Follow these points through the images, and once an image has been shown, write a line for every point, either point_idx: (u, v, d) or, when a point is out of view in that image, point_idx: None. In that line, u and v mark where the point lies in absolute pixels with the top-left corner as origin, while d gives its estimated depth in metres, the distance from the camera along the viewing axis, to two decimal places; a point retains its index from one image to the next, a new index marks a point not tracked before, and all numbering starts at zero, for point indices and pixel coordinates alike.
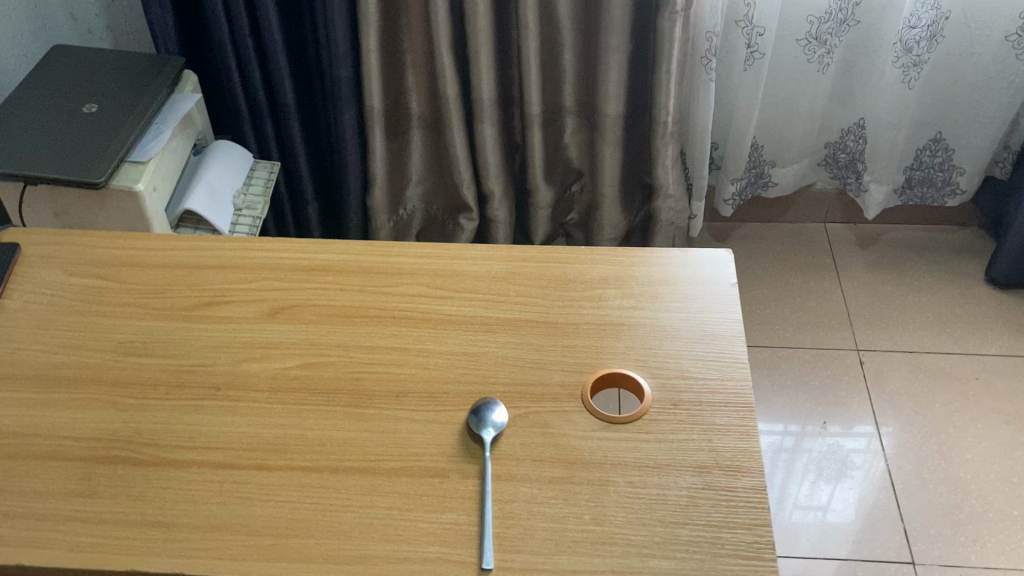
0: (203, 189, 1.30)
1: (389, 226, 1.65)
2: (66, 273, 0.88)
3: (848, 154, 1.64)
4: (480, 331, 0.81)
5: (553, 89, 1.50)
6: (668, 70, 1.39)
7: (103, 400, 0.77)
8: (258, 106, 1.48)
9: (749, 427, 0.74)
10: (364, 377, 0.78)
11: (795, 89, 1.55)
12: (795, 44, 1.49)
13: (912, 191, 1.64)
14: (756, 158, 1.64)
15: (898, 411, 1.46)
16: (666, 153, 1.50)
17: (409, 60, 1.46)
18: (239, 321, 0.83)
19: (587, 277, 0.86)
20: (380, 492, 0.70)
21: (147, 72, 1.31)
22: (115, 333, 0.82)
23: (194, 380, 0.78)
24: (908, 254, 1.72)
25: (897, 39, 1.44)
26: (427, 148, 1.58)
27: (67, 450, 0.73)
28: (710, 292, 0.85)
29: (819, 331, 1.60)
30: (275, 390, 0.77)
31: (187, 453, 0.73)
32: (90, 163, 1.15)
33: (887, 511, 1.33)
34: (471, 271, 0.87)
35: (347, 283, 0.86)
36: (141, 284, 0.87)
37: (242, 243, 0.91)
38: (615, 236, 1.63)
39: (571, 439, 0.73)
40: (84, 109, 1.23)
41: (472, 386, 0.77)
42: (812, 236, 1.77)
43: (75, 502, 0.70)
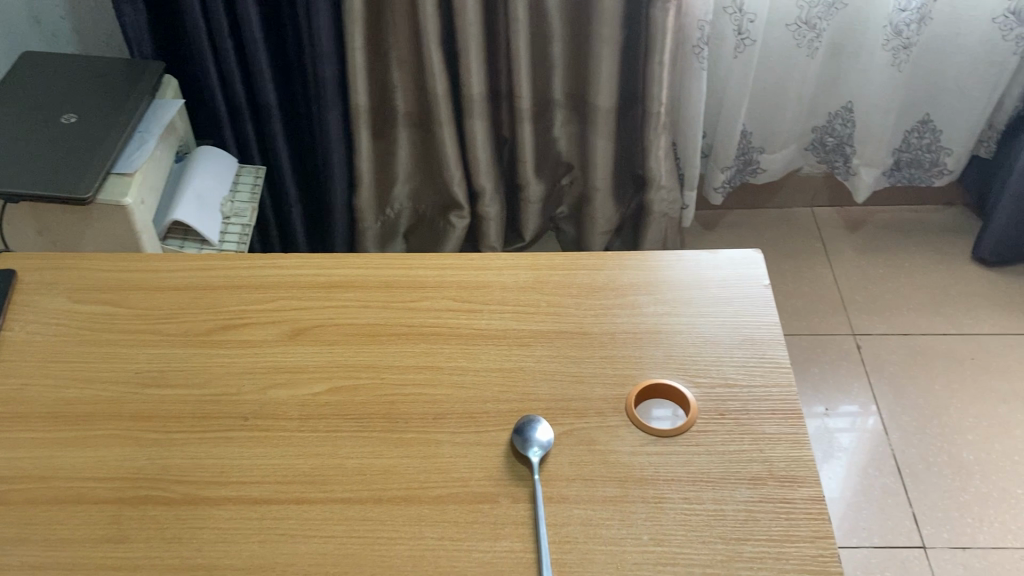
0: (191, 199, 1.25)
1: (376, 227, 1.62)
2: (70, 300, 0.84)
3: (837, 137, 1.63)
4: (514, 345, 0.79)
5: (542, 82, 1.47)
6: (660, 61, 1.37)
7: (124, 436, 0.73)
8: (239, 109, 1.43)
9: (800, 434, 0.72)
10: (398, 399, 0.75)
11: (784, 74, 1.53)
12: (786, 29, 1.47)
13: (900, 172, 1.65)
14: (745, 145, 1.63)
15: (897, 393, 1.46)
16: (659, 144, 1.48)
17: (395, 57, 1.42)
18: (260, 344, 0.80)
19: (617, 284, 0.85)
20: (429, 521, 0.67)
21: (126, 78, 1.26)
22: (130, 363, 0.78)
23: (220, 410, 0.75)
24: (896, 236, 1.73)
25: (887, 21, 1.42)
26: (414, 146, 1.55)
27: (91, 492, 0.69)
28: (745, 295, 0.83)
29: (814, 316, 1.59)
30: (306, 417, 0.74)
31: (220, 490, 0.69)
32: (74, 177, 1.10)
33: (895, 497, 1.32)
34: (497, 282, 0.85)
35: (370, 300, 0.84)
36: (152, 309, 0.83)
37: (255, 261, 0.87)
38: (607, 229, 1.61)
39: (620, 456, 0.71)
40: (62, 120, 1.18)
41: (512, 404, 0.75)
42: (800, 221, 1.77)
43: (106, 549, 0.66)
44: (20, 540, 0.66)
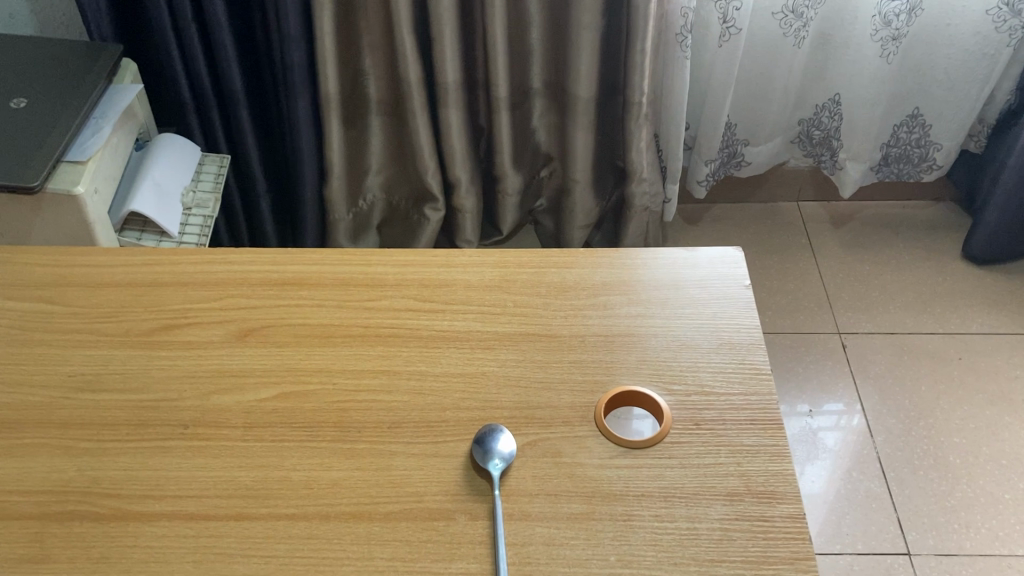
0: (150, 188, 1.19)
1: (348, 220, 1.56)
2: (3, 297, 0.78)
3: (823, 131, 1.59)
4: (477, 348, 0.74)
5: (520, 70, 1.42)
6: (642, 49, 1.31)
7: (53, 445, 0.68)
8: (204, 97, 1.37)
9: (780, 447, 0.68)
10: (350, 407, 0.70)
11: (770, 64, 1.49)
12: (772, 17, 1.42)
13: (889, 167, 1.61)
14: (729, 138, 1.58)
15: (882, 393, 1.42)
16: (641, 135, 1.43)
17: (367, 42, 1.36)
18: (204, 345, 0.74)
19: (589, 283, 0.80)
20: (379, 540, 0.62)
21: (81, 60, 1.19)
22: (64, 365, 0.73)
23: (158, 416, 0.69)
24: (882, 232, 1.68)
25: (876, 11, 1.38)
26: (387, 136, 1.49)
27: (14, 507, 0.64)
28: (724, 296, 0.79)
29: (799, 314, 1.54)
30: (250, 425, 0.69)
31: (155, 505, 0.64)
32: (21, 165, 1.04)
33: (879, 501, 1.27)
34: (461, 280, 0.80)
35: (325, 298, 0.78)
36: (91, 306, 0.77)
37: (204, 256, 0.82)
38: (586, 223, 1.56)
39: (588, 470, 0.66)
40: (11, 105, 1.12)
41: (472, 413, 0.70)
42: (786, 216, 1.72)
43: (27, 569, 0.61)
44: None
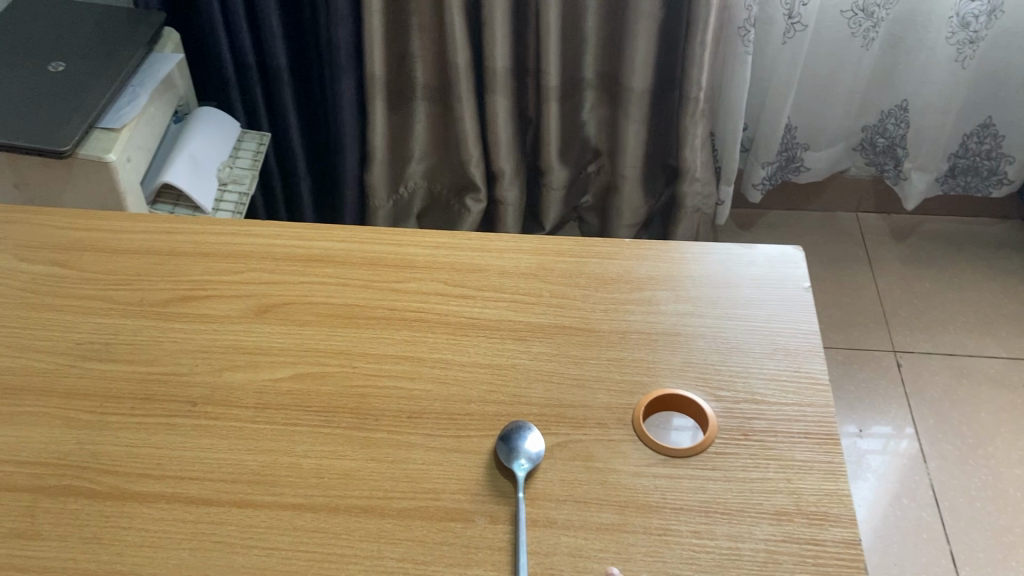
0: (185, 161, 1.16)
1: (388, 207, 1.52)
2: (19, 259, 0.75)
3: (888, 138, 1.51)
4: (509, 339, 0.69)
5: (572, 58, 1.37)
6: (702, 41, 1.25)
7: (54, 416, 0.64)
8: (246, 72, 1.33)
9: (835, 464, 0.61)
10: (369, 393, 0.65)
11: (836, 65, 1.41)
12: (840, 15, 1.35)
13: (954, 180, 1.52)
14: (789, 140, 1.51)
15: (939, 417, 1.34)
16: (695, 132, 1.36)
17: (415, 23, 1.32)
18: (221, 319, 0.70)
19: (633, 276, 0.74)
20: (390, 539, 0.57)
21: (123, 27, 1.17)
22: (72, 332, 0.69)
23: (166, 391, 0.65)
24: (946, 248, 1.60)
25: (953, 13, 1.30)
26: (432, 122, 1.45)
27: (8, 478, 0.60)
28: (780, 298, 0.72)
29: (853, 330, 1.47)
30: (262, 407, 0.64)
31: (154, 485, 0.60)
32: (54, 128, 1.01)
33: (930, 531, 1.20)
34: (496, 266, 0.75)
35: (351, 278, 0.74)
36: (107, 273, 0.73)
37: (228, 227, 0.78)
38: (633, 222, 1.50)
39: (621, 477, 0.61)
40: (49, 69, 1.09)
41: (500, 407, 0.64)
42: (843, 226, 1.65)
43: (14, 545, 0.56)
44: None
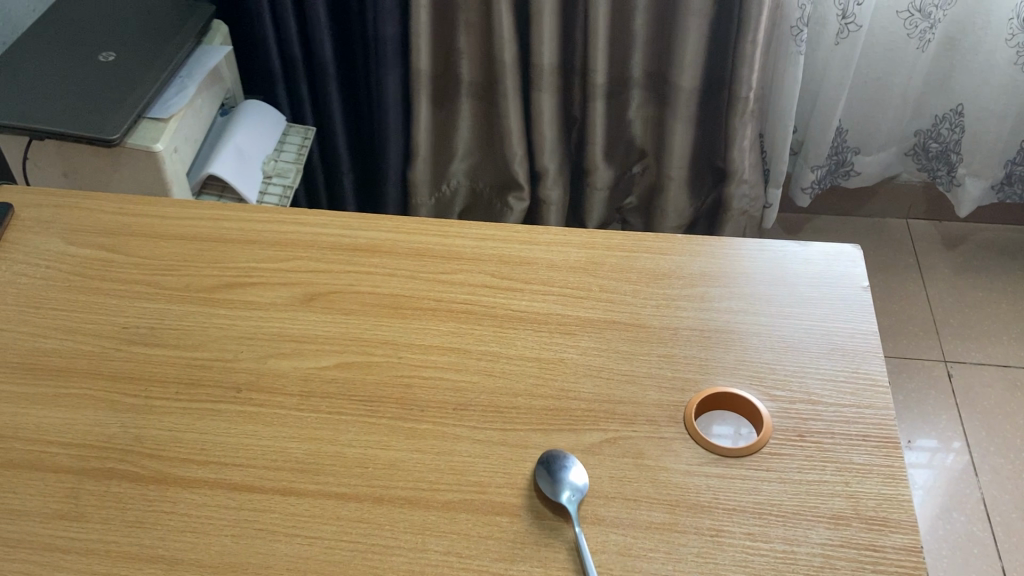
0: (231, 153, 1.16)
1: (431, 204, 1.51)
2: (67, 242, 0.75)
3: (941, 144, 1.47)
4: (557, 332, 0.68)
5: (620, 56, 1.35)
6: (754, 40, 1.23)
7: (99, 398, 0.63)
8: (293, 66, 1.34)
9: (895, 469, 0.59)
10: (414, 383, 0.64)
11: (890, 67, 1.39)
12: (896, 16, 1.32)
13: (1011, 187, 1.48)
14: (839, 144, 1.48)
15: (991, 430, 1.30)
16: (744, 133, 1.34)
17: (462, 19, 1.31)
18: (267, 307, 0.69)
19: (685, 272, 0.72)
20: (435, 531, 0.56)
21: (172, 20, 1.18)
22: (119, 316, 0.69)
23: (211, 377, 0.65)
24: (1000, 257, 1.56)
25: (1014, 14, 1.27)
26: (476, 119, 1.44)
27: (52, 459, 0.60)
28: (837, 297, 0.70)
29: (903, 339, 1.43)
30: (306, 394, 0.63)
31: (197, 470, 0.59)
32: (103, 117, 1.01)
33: (982, 547, 1.16)
34: (545, 260, 0.74)
35: (397, 268, 0.73)
36: (154, 258, 0.73)
37: (275, 216, 0.77)
38: (678, 223, 1.48)
39: (672, 475, 0.59)
40: (99, 58, 1.10)
41: (548, 401, 0.63)
42: (893, 233, 1.61)
43: (57, 526, 0.56)
44: None
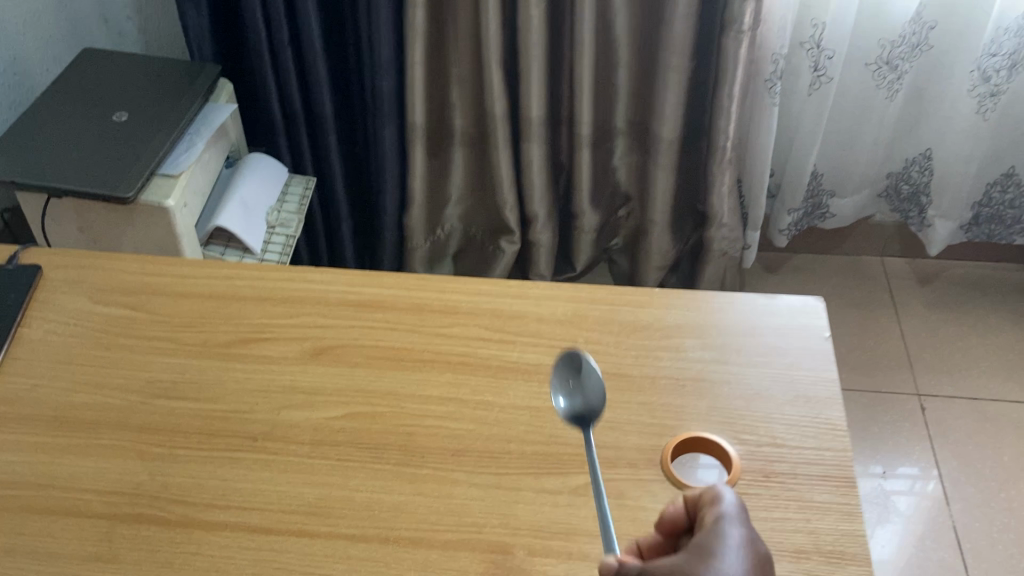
0: (237, 206, 1.23)
1: (426, 248, 1.58)
2: (92, 301, 0.81)
3: (912, 186, 1.55)
4: (546, 382, 0.74)
5: (604, 108, 1.42)
6: (730, 93, 1.31)
7: (128, 448, 0.69)
8: (294, 119, 1.41)
9: (852, 506, 0.65)
10: (416, 431, 0.70)
11: (860, 117, 1.46)
12: (865, 69, 1.40)
13: (980, 227, 1.56)
14: (815, 188, 1.55)
15: (961, 459, 1.36)
16: (723, 180, 1.41)
17: (455, 74, 1.39)
18: (279, 361, 0.76)
19: (662, 324, 0.79)
20: (436, 568, 0.62)
21: (181, 80, 1.24)
22: (144, 371, 0.75)
23: (229, 428, 0.71)
24: (971, 293, 1.63)
25: (975, 67, 1.36)
26: (469, 167, 1.51)
27: (86, 506, 0.65)
28: (802, 347, 0.77)
29: (878, 373, 1.50)
30: (317, 443, 0.70)
31: (220, 514, 0.65)
32: (118, 175, 1.08)
33: (953, 573, 1.22)
34: (534, 313, 0.80)
35: (399, 322, 0.79)
36: (174, 316, 0.79)
37: (284, 273, 0.84)
38: (662, 264, 1.54)
39: (650, 514, 0.65)
40: (113, 119, 1.16)
41: (537, 446, 0.69)
42: (869, 270, 1.68)
43: (93, 568, 0.62)
44: (9, 551, 0.63)
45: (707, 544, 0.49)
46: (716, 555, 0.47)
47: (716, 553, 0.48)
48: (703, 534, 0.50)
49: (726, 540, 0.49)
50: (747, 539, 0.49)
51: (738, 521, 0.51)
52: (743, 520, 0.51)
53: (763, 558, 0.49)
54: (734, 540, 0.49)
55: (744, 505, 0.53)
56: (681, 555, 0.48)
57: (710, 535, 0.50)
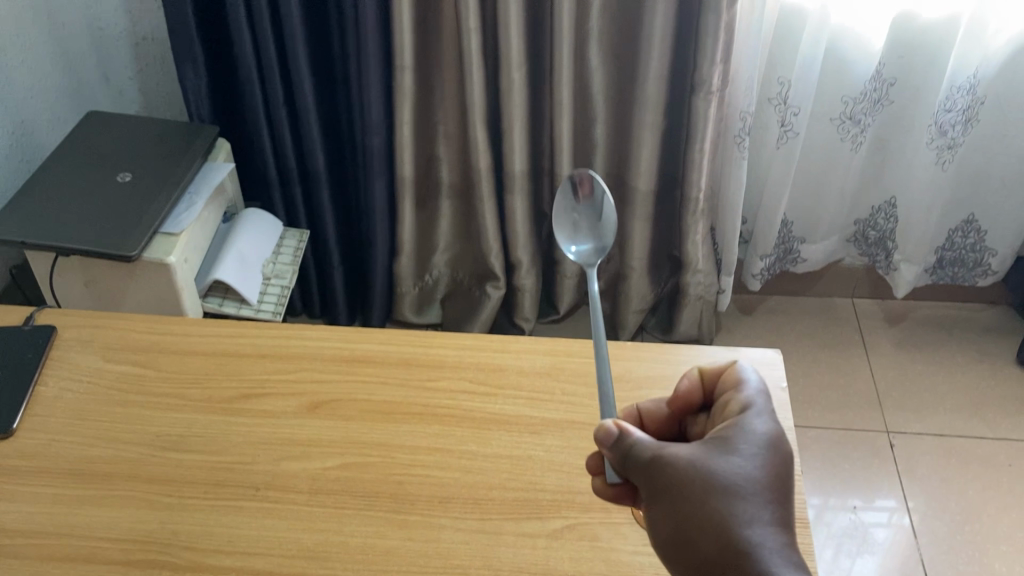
0: (234, 259, 1.29)
1: (414, 293, 1.65)
2: (104, 359, 0.87)
3: (879, 232, 1.63)
4: (526, 432, 0.80)
5: (583, 162, 1.50)
6: (701, 148, 1.38)
7: (140, 499, 0.75)
8: (288, 175, 1.48)
9: (805, 544, 0.72)
10: (406, 480, 0.76)
11: (827, 168, 1.54)
12: (830, 122, 1.48)
13: (943, 270, 1.64)
14: (786, 234, 1.63)
15: (928, 494, 1.42)
16: (697, 229, 1.49)
17: (442, 131, 1.47)
18: (279, 414, 0.82)
19: (633, 375, 0.85)
20: None
21: (181, 141, 1.31)
22: (153, 425, 0.81)
23: (233, 478, 0.76)
24: (938, 332, 1.70)
25: (932, 122, 1.44)
26: (456, 217, 1.59)
27: (102, 552, 0.71)
28: None
29: (850, 411, 1.56)
30: (315, 491, 0.75)
31: (226, 559, 0.70)
32: (123, 234, 1.14)
33: None
34: (515, 366, 0.86)
35: (389, 377, 0.85)
36: (180, 373, 0.85)
37: (281, 331, 0.90)
38: (641, 307, 1.61)
39: (621, 554, 0.71)
40: (117, 179, 1.23)
41: (518, 493, 0.75)
42: (840, 311, 1.75)
43: None
44: None
45: (729, 437, 0.57)
46: (735, 451, 0.56)
47: (735, 447, 0.56)
48: (728, 426, 0.58)
49: (747, 431, 0.57)
50: (768, 433, 0.57)
51: (763, 411, 0.59)
52: (766, 407, 0.59)
53: (782, 447, 0.57)
54: (756, 433, 0.57)
55: (772, 397, 0.61)
56: (704, 444, 0.57)
57: (734, 427, 0.57)
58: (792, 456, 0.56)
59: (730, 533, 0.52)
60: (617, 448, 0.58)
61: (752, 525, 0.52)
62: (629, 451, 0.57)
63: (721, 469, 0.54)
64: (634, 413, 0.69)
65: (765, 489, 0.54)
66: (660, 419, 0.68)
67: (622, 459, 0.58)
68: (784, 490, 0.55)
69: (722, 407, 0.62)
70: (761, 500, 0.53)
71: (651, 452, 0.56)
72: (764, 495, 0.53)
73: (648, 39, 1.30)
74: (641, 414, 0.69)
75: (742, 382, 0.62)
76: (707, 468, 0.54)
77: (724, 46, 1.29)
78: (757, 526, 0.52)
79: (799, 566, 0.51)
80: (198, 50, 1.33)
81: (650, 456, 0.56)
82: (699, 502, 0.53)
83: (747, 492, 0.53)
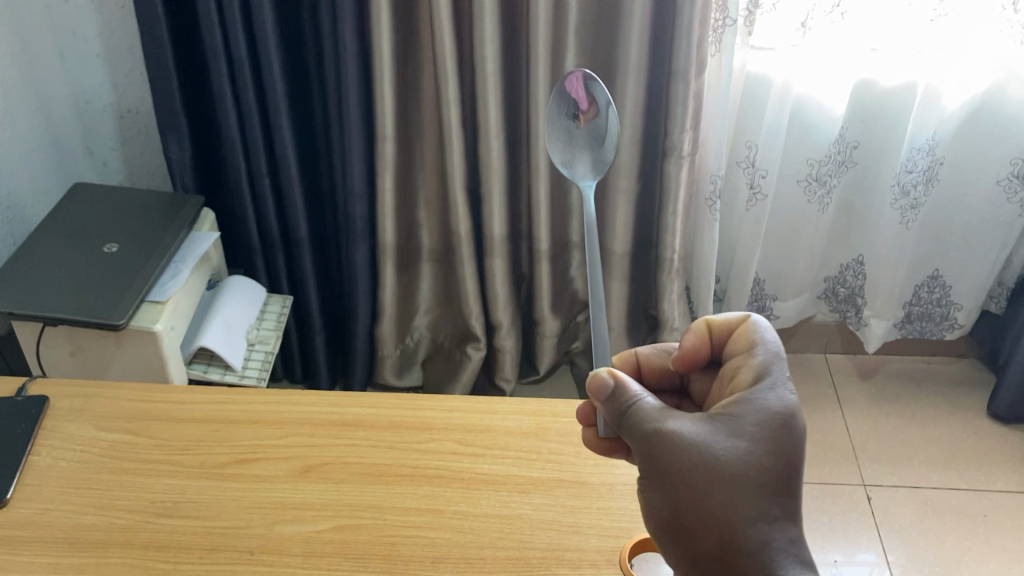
0: (219, 326, 1.31)
1: (396, 356, 1.66)
2: (97, 429, 0.88)
3: (848, 288, 1.68)
4: (515, 492, 0.82)
5: (560, 224, 1.55)
6: (674, 211, 1.42)
7: (135, 565, 0.75)
8: (271, 242, 1.50)
9: None
10: (398, 541, 0.78)
11: (795, 227, 1.59)
12: (796, 184, 1.53)
13: (912, 325, 1.69)
14: (758, 292, 1.67)
15: (907, 547, 1.44)
16: (671, 288, 1.53)
17: (422, 198, 1.52)
18: (272, 479, 0.83)
19: None
20: None
21: (166, 213, 1.34)
22: (147, 493, 0.82)
23: (227, 543, 0.77)
24: (908, 385, 1.75)
25: (896, 181, 1.49)
26: (436, 280, 1.62)
27: None
28: None
29: (827, 465, 1.58)
30: (309, 554, 0.77)
31: None
32: (111, 303, 1.15)
33: None
34: (501, 427, 0.89)
35: (378, 440, 0.87)
36: (173, 440, 0.87)
37: (272, 397, 0.92)
38: None
39: None
40: (104, 250, 1.25)
41: (509, 551, 0.77)
42: (814, 367, 1.79)
43: None
44: None
45: (737, 417, 0.60)
46: (742, 435, 0.59)
47: (741, 434, 0.59)
48: (737, 402, 0.60)
49: (753, 413, 0.59)
50: (777, 412, 0.59)
51: (773, 385, 0.61)
52: (777, 376, 0.62)
53: (790, 426, 0.59)
54: (763, 416, 0.59)
55: (786, 366, 0.63)
56: (711, 422, 0.60)
57: (743, 405, 0.60)
58: (803, 434, 0.59)
59: (731, 529, 0.56)
60: (620, 415, 0.61)
61: (756, 520, 0.56)
62: (632, 423, 0.60)
63: (725, 461, 0.57)
64: (633, 360, 0.74)
65: (772, 478, 0.57)
66: (657, 367, 0.73)
67: (624, 424, 0.61)
68: (787, 477, 0.58)
69: (735, 368, 0.65)
70: (763, 493, 0.57)
71: (657, 431, 0.59)
72: (770, 484, 0.57)
73: (620, 106, 1.35)
74: (639, 360, 0.74)
75: (757, 347, 0.64)
76: (713, 459, 0.58)
77: (693, 114, 1.34)
78: (762, 518, 0.56)
79: (798, 560, 0.55)
80: (183, 122, 1.37)
81: (656, 436, 0.59)
82: (702, 495, 0.57)
83: (749, 488, 0.57)
